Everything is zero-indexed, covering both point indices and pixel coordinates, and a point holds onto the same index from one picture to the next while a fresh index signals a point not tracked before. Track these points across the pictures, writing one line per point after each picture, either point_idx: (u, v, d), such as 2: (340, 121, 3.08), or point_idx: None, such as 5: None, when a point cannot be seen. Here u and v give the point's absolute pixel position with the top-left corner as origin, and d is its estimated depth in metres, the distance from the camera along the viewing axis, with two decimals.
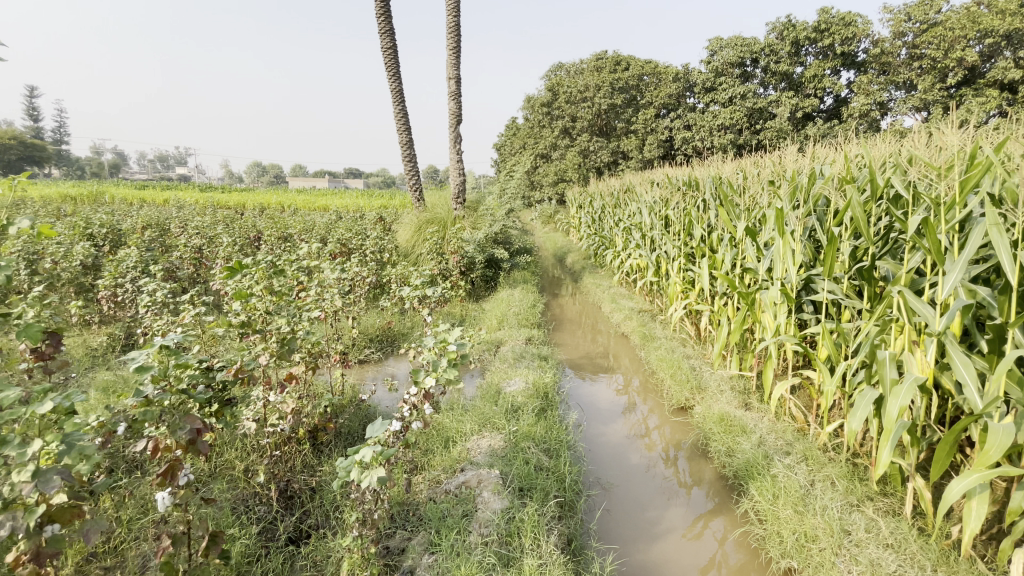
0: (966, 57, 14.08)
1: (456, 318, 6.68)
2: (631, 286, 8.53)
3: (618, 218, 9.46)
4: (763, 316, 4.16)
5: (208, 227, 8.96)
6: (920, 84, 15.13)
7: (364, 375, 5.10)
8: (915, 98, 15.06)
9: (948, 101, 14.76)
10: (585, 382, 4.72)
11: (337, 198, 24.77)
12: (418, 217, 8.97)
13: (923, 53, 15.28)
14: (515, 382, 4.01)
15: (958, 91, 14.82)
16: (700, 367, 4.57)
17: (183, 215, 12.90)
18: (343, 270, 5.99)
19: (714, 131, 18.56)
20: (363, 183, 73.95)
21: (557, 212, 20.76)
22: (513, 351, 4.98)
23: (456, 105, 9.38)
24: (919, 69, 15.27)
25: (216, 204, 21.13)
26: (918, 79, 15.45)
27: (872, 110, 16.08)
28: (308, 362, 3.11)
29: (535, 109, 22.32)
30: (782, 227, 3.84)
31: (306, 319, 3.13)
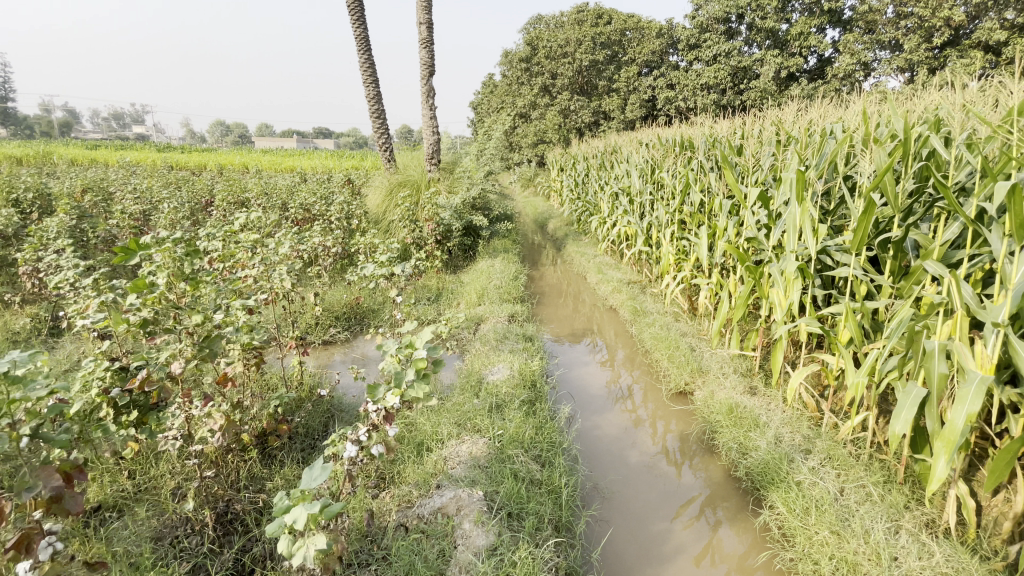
0: (954, 16, 13.59)
1: (432, 293, 6.17)
2: (616, 254, 8.10)
3: (604, 182, 8.92)
4: (771, 292, 3.77)
5: (155, 191, 8.09)
6: (906, 43, 14.63)
7: (330, 358, 4.59)
8: (901, 58, 14.59)
9: (933, 62, 14.35)
10: (574, 363, 4.33)
11: (305, 159, 23.35)
12: (389, 180, 8.26)
13: (912, 11, 14.73)
14: (499, 369, 3.57)
15: (944, 52, 14.39)
16: (699, 346, 4.21)
17: (132, 176, 11.81)
18: (305, 241, 5.37)
19: (697, 91, 17.88)
20: (333, 143, 70.81)
21: (537, 175, 20.04)
22: (496, 329, 4.53)
23: (427, 54, 8.53)
24: (907, 28, 14.78)
25: (172, 165, 19.71)
26: (905, 38, 14.94)
27: (856, 71, 15.61)
28: (249, 358, 2.59)
29: (513, 64, 21.15)
30: (800, 192, 3.39)
31: (244, 306, 2.59)
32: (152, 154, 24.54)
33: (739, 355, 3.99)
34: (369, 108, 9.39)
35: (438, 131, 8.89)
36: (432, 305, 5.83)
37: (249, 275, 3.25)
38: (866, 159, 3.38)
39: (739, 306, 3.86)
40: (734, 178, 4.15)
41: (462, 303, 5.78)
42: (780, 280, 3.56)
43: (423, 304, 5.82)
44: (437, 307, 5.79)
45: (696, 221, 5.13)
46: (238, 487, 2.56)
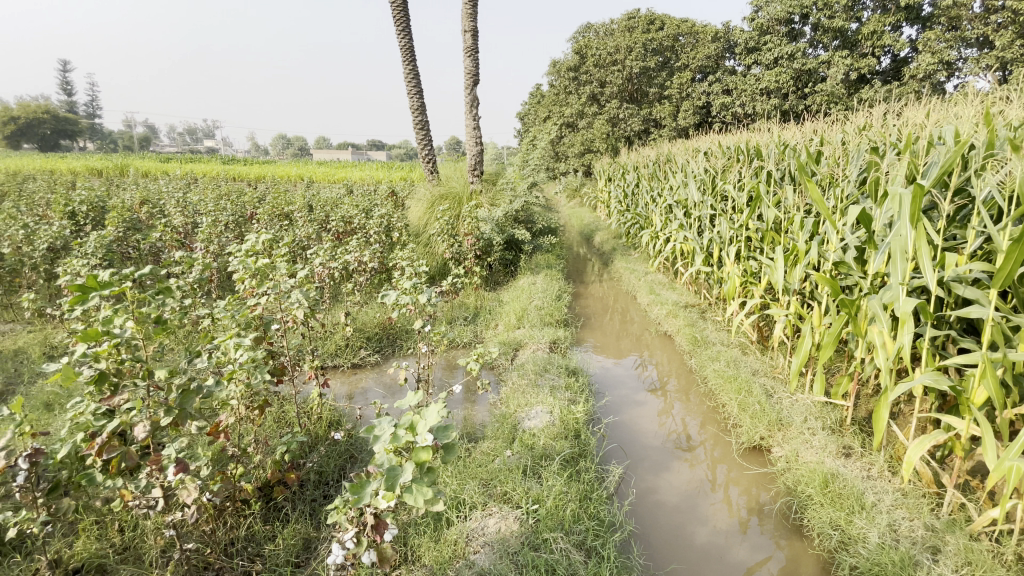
0: None
1: (470, 312, 5.78)
2: (670, 272, 7.46)
3: (656, 193, 8.34)
4: (869, 330, 3.14)
5: (203, 202, 8.19)
6: (998, 39, 13.06)
7: (358, 384, 4.25)
8: (992, 56, 13.01)
9: None
10: (625, 401, 3.80)
11: (355, 170, 23.75)
12: (431, 192, 8.02)
13: (1005, 4, 13.17)
14: (537, 413, 3.11)
15: None
16: (775, 388, 3.60)
17: (190, 187, 12.20)
18: (339, 257, 5.14)
19: (756, 96, 16.83)
20: (385, 155, 72.79)
21: (583, 184, 19.45)
22: (536, 358, 4.08)
23: (472, 62, 8.26)
24: (999, 22, 13.20)
25: (230, 176, 20.59)
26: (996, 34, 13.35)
27: (937, 72, 14.11)
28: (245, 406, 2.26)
29: (561, 73, 20.73)
30: (915, 211, 2.75)
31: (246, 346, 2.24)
32: (215, 166, 25.78)
33: (824, 403, 3.36)
34: (413, 119, 9.24)
35: (481, 141, 8.59)
36: (469, 325, 5.44)
37: (267, 299, 2.97)
38: (997, 172, 2.73)
39: (828, 345, 3.23)
40: (820, 192, 3.53)
41: (501, 325, 5.36)
42: (883, 317, 2.93)
43: (460, 324, 5.44)
44: (475, 329, 5.41)
45: (768, 240, 4.50)
46: (232, 551, 2.24)
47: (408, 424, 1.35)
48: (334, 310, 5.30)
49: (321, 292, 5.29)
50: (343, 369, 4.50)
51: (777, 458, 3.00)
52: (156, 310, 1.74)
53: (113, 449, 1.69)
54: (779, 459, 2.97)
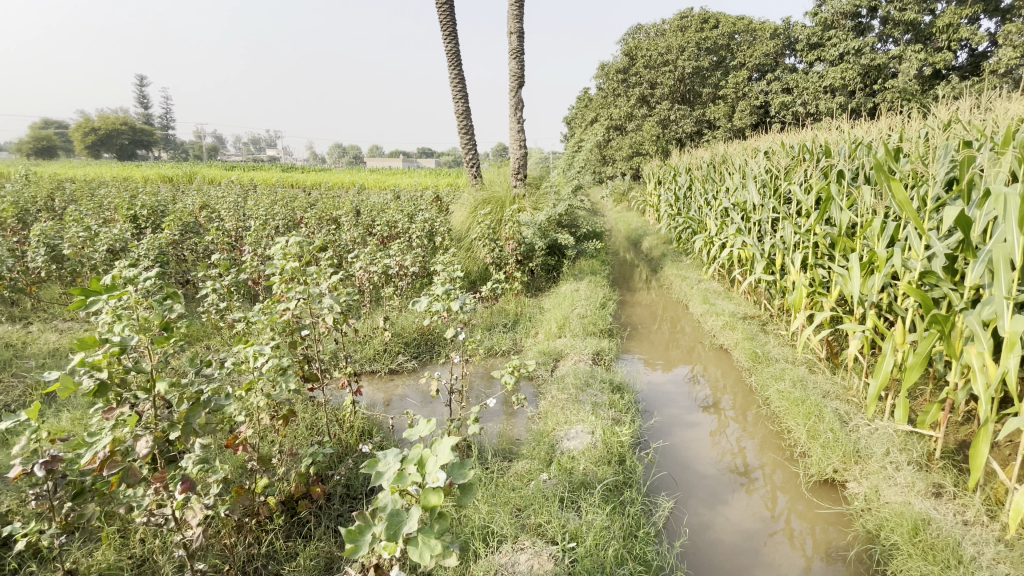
0: None
1: (510, 319, 5.59)
2: (725, 281, 6.98)
3: (711, 196, 7.88)
4: (965, 351, 2.67)
5: (255, 206, 8.47)
6: None
7: (394, 391, 4.14)
8: None
9: None
10: (675, 421, 3.48)
11: (406, 176, 24.31)
12: (474, 196, 7.94)
13: None
14: (577, 433, 2.86)
15: None
16: (848, 412, 3.17)
17: (249, 193, 12.76)
18: (379, 261, 5.10)
19: (818, 94, 15.81)
20: (434, 161, 74.31)
21: (631, 188, 18.92)
22: (578, 371, 3.82)
23: (517, 64, 8.12)
24: None
25: (286, 181, 21.56)
26: None
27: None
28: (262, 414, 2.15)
29: (609, 76, 20.35)
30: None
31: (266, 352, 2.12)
32: (275, 173, 27.11)
33: (908, 432, 2.91)
34: (457, 123, 9.21)
35: (525, 144, 8.43)
36: (508, 333, 5.26)
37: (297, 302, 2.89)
38: None
39: (914, 367, 2.79)
40: (906, 191, 3.10)
41: (541, 334, 5.13)
42: (984, 337, 2.45)
43: (498, 332, 5.26)
44: (515, 337, 5.21)
45: (839, 246, 4.04)
46: (249, 569, 2.14)
47: (417, 459, 1.19)
48: (373, 314, 5.26)
49: (361, 296, 5.26)
50: (379, 375, 4.40)
51: (853, 495, 2.60)
52: (160, 317, 1.63)
53: (115, 464, 1.54)
54: (856, 497, 2.57)
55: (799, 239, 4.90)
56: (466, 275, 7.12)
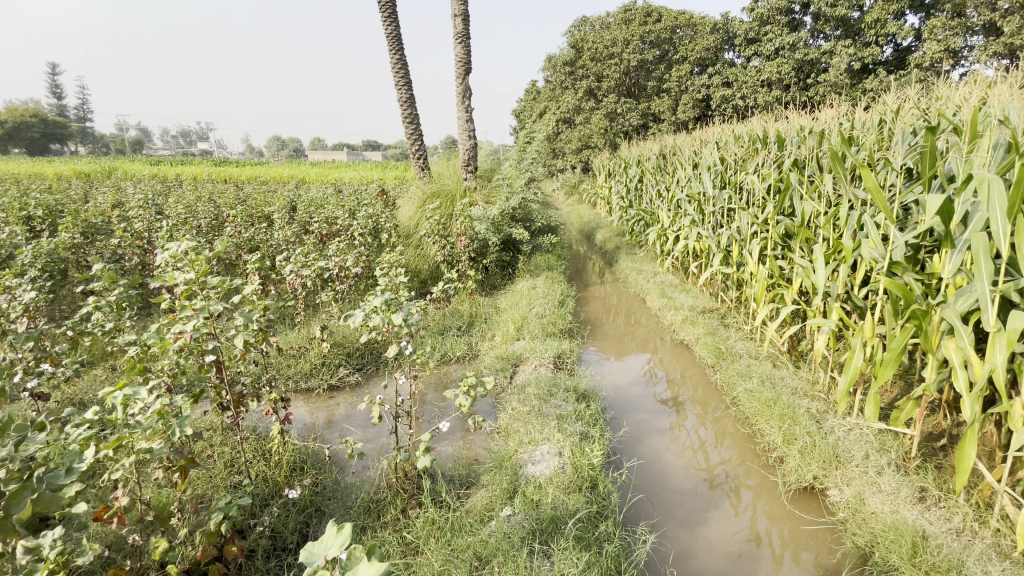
0: None
1: (464, 321, 5.22)
2: (680, 273, 6.90)
3: (664, 187, 7.81)
4: (940, 345, 2.61)
5: (175, 204, 7.60)
6: (1006, 25, 12.39)
7: (334, 410, 3.70)
8: (1000, 43, 12.35)
9: None
10: (645, 428, 3.25)
11: (351, 170, 23.18)
12: (421, 190, 7.48)
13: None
14: (542, 454, 2.56)
15: None
16: (820, 412, 3.06)
17: (172, 189, 11.62)
18: (315, 263, 4.58)
19: (757, 88, 16.26)
20: (381, 154, 72.12)
21: (581, 180, 18.87)
22: (540, 377, 3.52)
23: (463, 49, 7.69)
24: (1007, 8, 12.56)
25: (216, 178, 20.00)
26: (1002, 20, 12.68)
27: (940, 62, 13.49)
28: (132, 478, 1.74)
29: (556, 67, 20.13)
30: (1016, 204, 2.22)
31: (142, 401, 1.73)
32: (206, 168, 25.17)
33: (882, 431, 2.83)
34: (402, 112, 8.66)
35: (475, 134, 8.02)
36: (462, 336, 4.90)
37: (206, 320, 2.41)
38: None
39: (889, 363, 2.71)
40: (876, 179, 3.07)
41: (499, 336, 4.80)
42: (965, 331, 2.38)
43: (452, 336, 4.88)
44: (470, 341, 4.85)
45: (801, 237, 3.95)
46: None
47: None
48: (311, 322, 4.74)
49: (296, 302, 4.72)
50: (315, 392, 3.93)
51: (836, 504, 2.46)
52: None
53: None
54: (840, 506, 2.43)
55: (756, 230, 4.83)
56: (416, 275, 6.67)
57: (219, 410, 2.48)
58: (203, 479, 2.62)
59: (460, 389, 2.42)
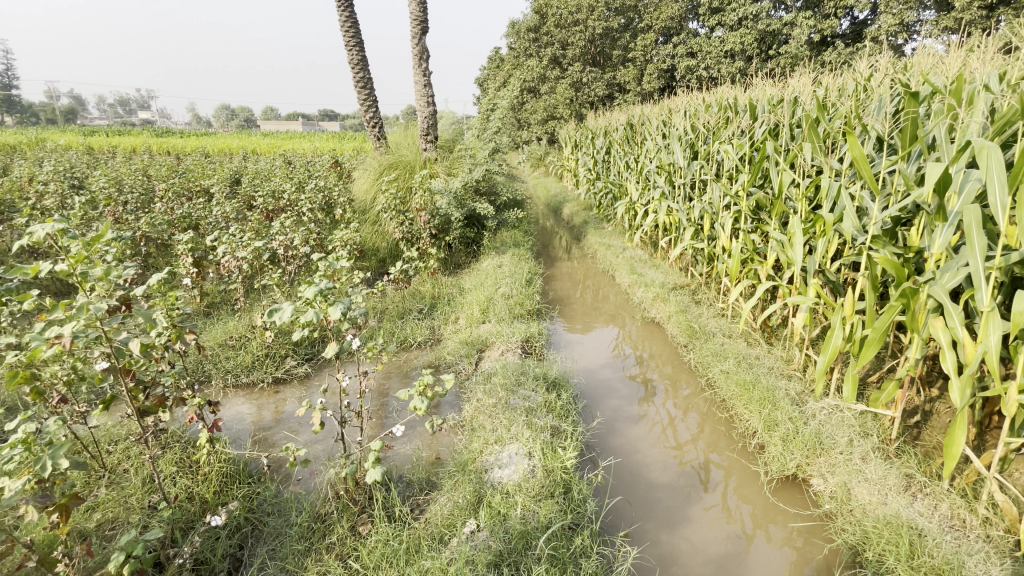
0: None
1: (425, 303, 4.89)
2: (650, 248, 6.72)
3: (631, 159, 7.57)
4: (925, 325, 2.49)
5: (98, 178, 6.83)
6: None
7: (280, 406, 3.36)
8: (953, 16, 12.45)
9: (990, 20, 12.21)
10: (616, 414, 3.05)
11: (305, 141, 21.81)
12: (378, 161, 7.01)
13: None
14: (510, 457, 2.30)
15: (1002, 7, 12.20)
16: (798, 394, 2.94)
17: (101, 160, 10.55)
18: (256, 243, 4.13)
19: (720, 59, 16.08)
20: (339, 125, 68.79)
21: (547, 152, 18.39)
22: (506, 365, 3.26)
23: (419, 7, 7.10)
24: None
25: (156, 150, 18.58)
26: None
27: (895, 36, 13.59)
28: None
29: (519, 34, 19.35)
30: (1019, 173, 2.05)
31: None
32: (144, 138, 23.22)
33: (862, 414, 2.73)
34: (354, 77, 8.02)
35: (434, 101, 7.50)
36: (424, 320, 4.59)
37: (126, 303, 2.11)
38: None
39: (872, 343, 2.57)
40: (862, 147, 2.87)
41: (463, 320, 4.50)
42: (955, 310, 2.26)
43: (412, 320, 4.55)
44: (431, 325, 4.53)
45: (776, 210, 3.79)
46: None
47: None
48: (254, 308, 4.32)
49: (236, 287, 4.27)
50: (260, 388, 3.58)
51: (820, 496, 2.33)
52: None
53: None
54: (824, 497, 2.31)
55: (728, 202, 4.66)
56: (374, 253, 6.25)
57: (133, 414, 2.14)
58: (118, 500, 2.25)
59: (415, 387, 2.15)
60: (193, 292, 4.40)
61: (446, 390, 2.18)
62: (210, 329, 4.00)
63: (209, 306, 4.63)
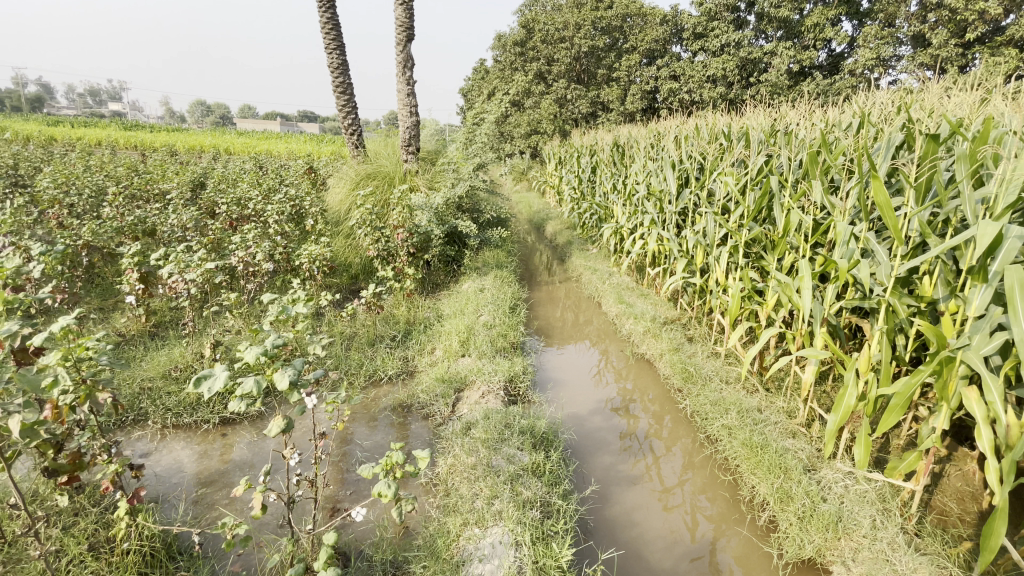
0: (988, 9, 11.66)
1: (399, 329, 4.49)
2: (636, 274, 6.49)
3: (619, 181, 7.37)
4: (954, 394, 2.29)
5: (44, 175, 6.24)
6: (931, 38, 12.78)
7: (227, 452, 2.94)
8: (926, 54, 12.72)
9: (960, 61, 12.54)
10: (610, 475, 2.76)
11: (281, 143, 21.09)
12: (355, 170, 6.64)
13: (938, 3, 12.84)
14: (494, 547, 1.96)
15: (971, 49, 12.55)
16: (808, 457, 2.69)
17: (56, 154, 9.85)
18: (210, 262, 3.69)
19: (703, 83, 16.20)
20: (318, 127, 67.62)
21: (530, 167, 18.15)
22: (488, 413, 2.91)
23: (405, 13, 6.79)
24: (932, 22, 12.98)
25: (119, 144, 17.70)
26: (929, 33, 13.08)
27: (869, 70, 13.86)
28: None
29: (505, 47, 19.24)
30: None
31: None
32: (108, 131, 22.08)
33: (879, 485, 2.49)
34: (333, 80, 7.62)
35: (417, 111, 7.15)
36: (396, 349, 4.20)
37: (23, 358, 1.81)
38: None
39: (896, 410, 2.37)
40: (887, 193, 2.67)
41: (439, 351, 4.13)
42: (995, 385, 2.07)
43: (384, 349, 4.15)
44: (405, 356, 4.13)
45: (780, 250, 3.58)
46: None
47: None
48: (206, 333, 3.86)
49: (186, 308, 3.82)
50: (205, 430, 3.14)
51: None
52: None
53: None
54: None
55: (724, 235, 4.46)
56: (346, 269, 5.83)
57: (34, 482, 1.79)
58: None
59: (380, 463, 1.74)
60: (138, 311, 3.93)
61: (417, 469, 1.73)
62: (152, 357, 3.54)
63: (156, 327, 4.15)
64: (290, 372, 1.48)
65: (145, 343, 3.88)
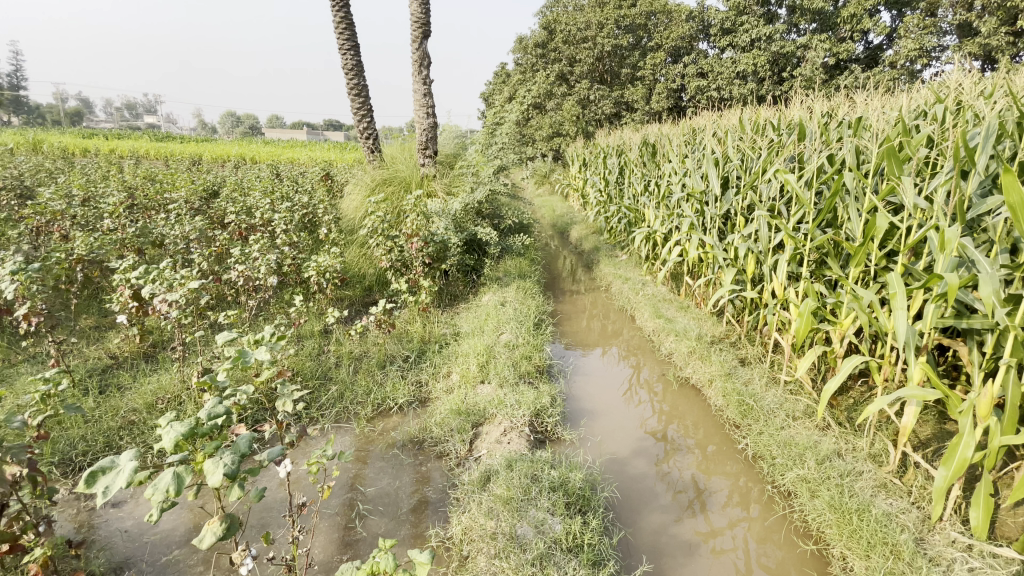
0: None
1: (412, 348, 4.03)
2: (673, 283, 5.93)
3: (651, 182, 6.80)
4: None
5: (53, 185, 6.04)
6: (982, 25, 11.73)
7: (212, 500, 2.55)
8: (975, 43, 11.71)
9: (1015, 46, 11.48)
10: (661, 545, 2.26)
11: (305, 151, 21.16)
12: (370, 175, 6.29)
13: None
14: None
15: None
16: (914, 522, 2.16)
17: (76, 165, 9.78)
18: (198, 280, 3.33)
19: (732, 80, 15.42)
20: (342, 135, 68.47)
21: (553, 170, 17.50)
22: (511, 460, 2.44)
23: (420, 9, 6.41)
24: (981, 9, 11.98)
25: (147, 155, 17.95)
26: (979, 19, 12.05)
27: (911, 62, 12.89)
28: None
29: (526, 50, 18.84)
30: None
31: None
32: (138, 143, 22.44)
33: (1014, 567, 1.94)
34: (347, 82, 7.31)
35: (433, 113, 6.76)
36: (409, 372, 3.77)
37: (42, 433, 2.08)
38: None
39: None
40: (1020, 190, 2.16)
41: (456, 375, 3.68)
42: None
43: (395, 372, 3.72)
44: (418, 381, 3.69)
45: (858, 260, 3.01)
46: None
47: None
48: (200, 356, 3.50)
49: (178, 330, 3.47)
50: None
51: None
52: None
53: None
54: None
55: (779, 240, 3.90)
56: (359, 281, 5.45)
57: None
58: None
59: (364, 567, 1.30)
60: (131, 332, 3.60)
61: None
62: (140, 385, 3.19)
63: (151, 348, 3.82)
64: (224, 464, 1.26)
65: (136, 367, 3.54)
